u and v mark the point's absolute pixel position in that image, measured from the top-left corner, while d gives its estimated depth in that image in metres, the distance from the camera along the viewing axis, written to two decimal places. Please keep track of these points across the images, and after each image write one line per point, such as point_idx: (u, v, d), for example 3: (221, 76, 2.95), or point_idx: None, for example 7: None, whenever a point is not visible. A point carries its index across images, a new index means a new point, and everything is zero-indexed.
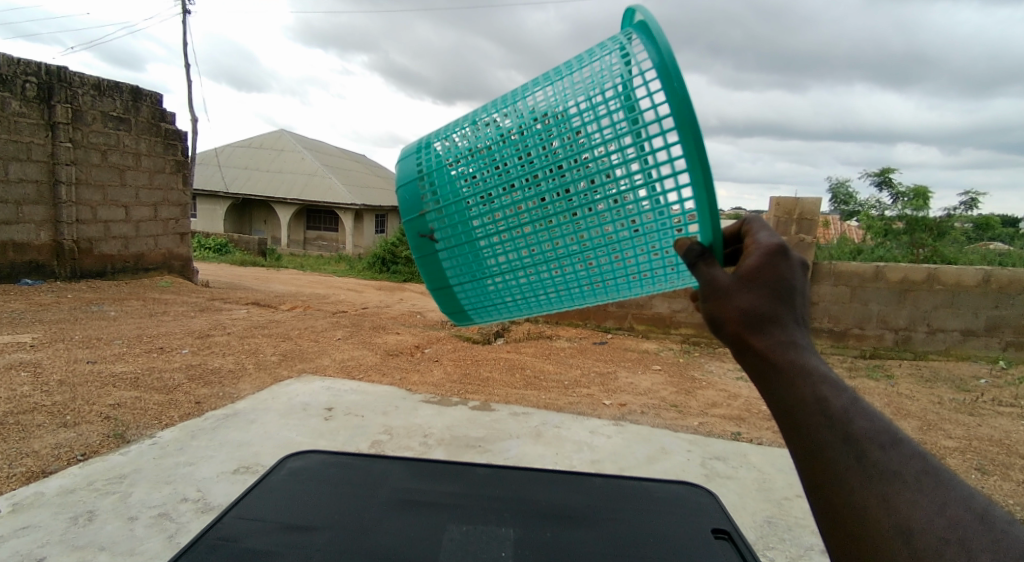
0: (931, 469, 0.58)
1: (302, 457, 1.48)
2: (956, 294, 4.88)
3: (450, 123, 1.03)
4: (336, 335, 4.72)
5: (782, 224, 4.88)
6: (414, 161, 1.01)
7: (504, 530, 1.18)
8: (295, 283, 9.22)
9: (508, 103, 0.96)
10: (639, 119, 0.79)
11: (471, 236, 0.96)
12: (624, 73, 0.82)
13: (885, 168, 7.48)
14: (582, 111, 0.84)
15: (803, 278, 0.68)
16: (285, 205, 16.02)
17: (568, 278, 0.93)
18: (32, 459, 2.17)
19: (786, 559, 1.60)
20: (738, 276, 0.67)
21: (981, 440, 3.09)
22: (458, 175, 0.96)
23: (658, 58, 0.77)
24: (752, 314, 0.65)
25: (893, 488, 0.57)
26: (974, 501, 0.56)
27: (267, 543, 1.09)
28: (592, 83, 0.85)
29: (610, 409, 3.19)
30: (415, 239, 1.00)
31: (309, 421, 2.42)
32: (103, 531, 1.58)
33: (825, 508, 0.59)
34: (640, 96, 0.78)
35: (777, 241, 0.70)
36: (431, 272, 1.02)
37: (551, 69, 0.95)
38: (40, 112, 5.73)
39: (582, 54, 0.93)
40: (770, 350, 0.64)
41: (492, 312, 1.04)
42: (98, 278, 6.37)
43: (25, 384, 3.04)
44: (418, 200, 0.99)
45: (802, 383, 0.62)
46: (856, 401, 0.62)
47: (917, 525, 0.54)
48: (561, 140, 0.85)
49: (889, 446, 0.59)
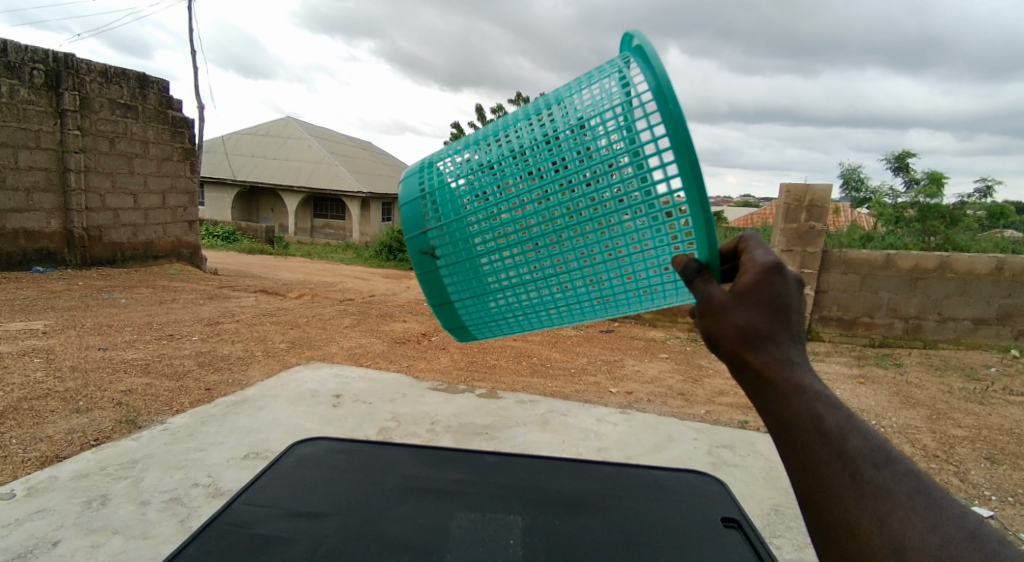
0: (924, 488, 0.58)
1: (311, 444, 1.49)
2: (968, 283, 4.83)
3: (453, 144, 1.02)
4: (343, 323, 4.75)
5: (792, 211, 4.83)
6: (417, 181, 1.00)
7: (512, 517, 1.19)
8: (303, 271, 9.25)
9: (509, 123, 0.95)
10: (635, 141, 0.78)
11: (472, 253, 0.95)
12: (620, 96, 0.81)
13: (900, 153, 7.35)
14: (580, 134, 0.83)
15: (799, 295, 0.68)
16: (292, 193, 16.03)
17: (568, 296, 0.93)
18: (47, 444, 2.20)
19: (793, 548, 1.59)
20: (735, 293, 0.66)
21: (991, 429, 3.07)
22: (461, 192, 0.95)
23: (654, 82, 0.76)
24: (749, 330, 0.65)
25: (886, 506, 0.56)
26: (968, 521, 0.55)
27: (277, 529, 1.10)
28: (590, 105, 0.84)
29: (617, 397, 3.19)
30: (416, 256, 0.99)
31: (318, 408, 2.44)
32: (116, 515, 1.60)
33: (823, 524, 0.59)
34: (637, 120, 0.77)
35: (773, 258, 0.69)
36: (432, 288, 1.01)
37: (553, 90, 0.93)
38: (48, 100, 5.75)
39: (580, 78, 0.92)
40: (764, 367, 0.63)
41: (494, 327, 1.03)
42: (109, 266, 6.42)
43: (38, 370, 3.08)
44: (420, 216, 0.98)
45: (797, 400, 0.61)
46: (851, 419, 0.61)
47: (909, 543, 0.54)
48: (561, 161, 0.85)
49: (883, 465, 0.58)
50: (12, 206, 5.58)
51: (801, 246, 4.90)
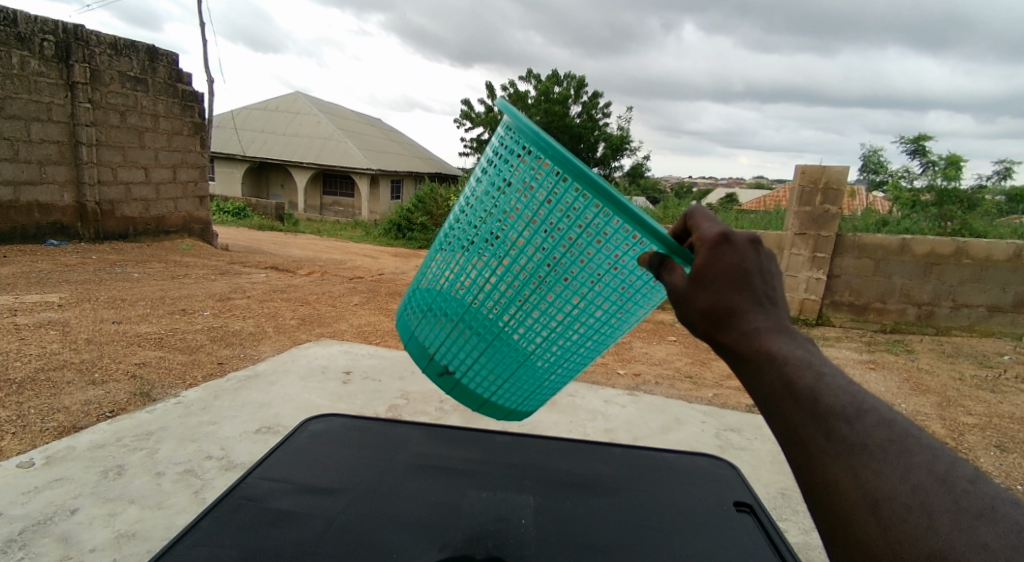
0: (897, 437, 0.59)
1: (324, 420, 1.51)
2: (985, 269, 4.75)
3: (420, 271, 1.04)
4: (353, 300, 4.77)
5: (807, 194, 4.77)
6: (407, 319, 1.00)
7: (524, 497, 1.21)
8: (313, 249, 9.28)
9: (454, 226, 0.99)
10: (546, 187, 0.82)
11: (485, 348, 0.90)
12: (516, 157, 0.87)
13: (919, 135, 7.19)
14: (507, 204, 0.87)
15: (754, 256, 0.69)
16: (302, 169, 16.00)
17: (582, 328, 0.91)
18: (64, 414, 2.24)
19: (799, 531, 1.60)
20: (693, 278, 0.70)
21: (1002, 418, 3.05)
22: (445, 295, 0.94)
23: (531, 131, 0.83)
24: (714, 311, 0.68)
25: (861, 459, 0.58)
26: (940, 463, 0.57)
27: (291, 504, 1.12)
28: (504, 177, 0.89)
29: (625, 378, 3.21)
30: (437, 379, 0.94)
31: (328, 384, 2.47)
32: (132, 485, 1.64)
33: (807, 483, 0.61)
34: (539, 171, 0.82)
35: (716, 231, 0.71)
36: (466, 400, 0.95)
37: (473, 177, 1.00)
38: (59, 72, 5.73)
39: (483, 160, 0.99)
40: (736, 342, 0.67)
41: (541, 393, 0.99)
42: (121, 240, 6.47)
43: (54, 342, 3.13)
44: (425, 343, 0.95)
45: (769, 368, 0.64)
46: (822, 378, 0.63)
47: (882, 494, 0.56)
48: (506, 232, 0.87)
49: (855, 419, 0.60)
50: (25, 179, 5.60)
51: (815, 230, 4.85)
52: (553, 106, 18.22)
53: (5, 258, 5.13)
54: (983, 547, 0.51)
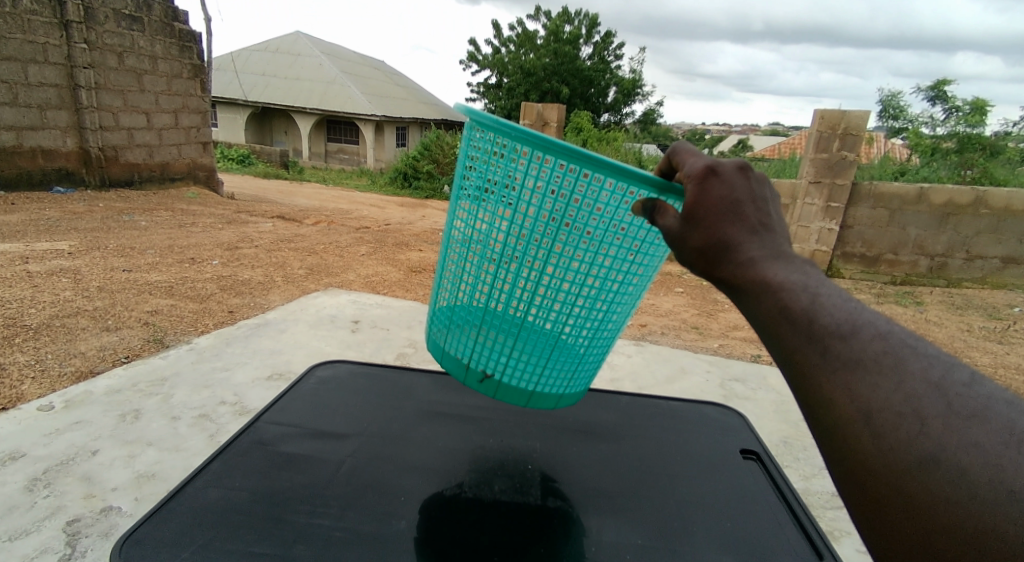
0: (890, 349, 0.58)
1: (331, 366, 1.52)
2: (1003, 220, 4.65)
3: (433, 294, 1.02)
4: (359, 250, 4.77)
5: (824, 140, 4.62)
6: (434, 340, 0.98)
7: (529, 443, 1.22)
8: (319, 198, 9.21)
9: (451, 237, 0.97)
10: (520, 169, 0.80)
11: (520, 340, 0.88)
12: (484, 151, 0.86)
13: (941, 80, 6.89)
14: (491, 198, 0.85)
15: (745, 185, 0.69)
16: (306, 115, 15.71)
17: (608, 293, 0.89)
18: (81, 359, 2.29)
19: (800, 477, 1.63)
20: (685, 219, 0.70)
21: (1008, 369, 3.07)
22: (466, 305, 0.91)
23: (489, 121, 0.81)
24: (711, 249, 0.68)
25: (855, 375, 0.58)
26: (934, 371, 0.57)
27: (300, 448, 1.14)
28: (479, 176, 0.88)
29: (631, 329, 3.23)
30: (480, 386, 0.91)
31: (337, 332, 2.49)
32: (150, 428, 1.68)
33: (806, 403, 0.61)
34: (509, 157, 0.81)
35: (702, 165, 0.71)
36: (513, 399, 0.92)
37: (453, 184, 0.98)
38: (52, 10, 5.55)
39: (457, 167, 0.97)
40: (732, 274, 0.67)
41: (585, 366, 0.97)
42: (127, 187, 6.44)
43: (67, 289, 3.16)
44: (457, 356, 0.92)
45: (766, 295, 0.64)
46: (817, 299, 0.63)
47: (876, 406, 0.56)
48: (499, 225, 0.84)
49: (851, 336, 0.59)
50: (27, 124, 5.53)
51: (830, 178, 4.74)
52: (563, 47, 17.58)
53: (14, 205, 5.13)
54: (973, 448, 0.51)
